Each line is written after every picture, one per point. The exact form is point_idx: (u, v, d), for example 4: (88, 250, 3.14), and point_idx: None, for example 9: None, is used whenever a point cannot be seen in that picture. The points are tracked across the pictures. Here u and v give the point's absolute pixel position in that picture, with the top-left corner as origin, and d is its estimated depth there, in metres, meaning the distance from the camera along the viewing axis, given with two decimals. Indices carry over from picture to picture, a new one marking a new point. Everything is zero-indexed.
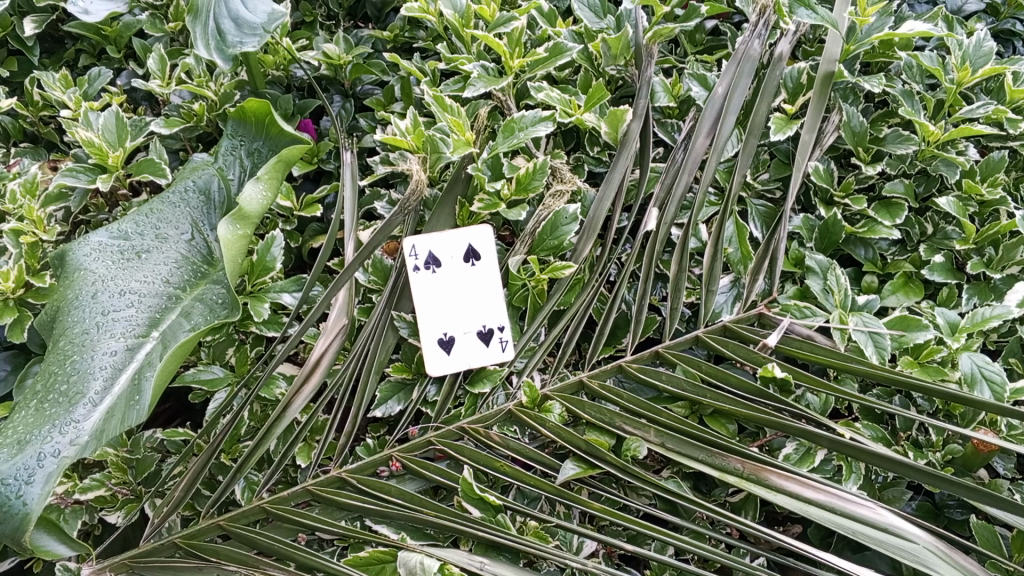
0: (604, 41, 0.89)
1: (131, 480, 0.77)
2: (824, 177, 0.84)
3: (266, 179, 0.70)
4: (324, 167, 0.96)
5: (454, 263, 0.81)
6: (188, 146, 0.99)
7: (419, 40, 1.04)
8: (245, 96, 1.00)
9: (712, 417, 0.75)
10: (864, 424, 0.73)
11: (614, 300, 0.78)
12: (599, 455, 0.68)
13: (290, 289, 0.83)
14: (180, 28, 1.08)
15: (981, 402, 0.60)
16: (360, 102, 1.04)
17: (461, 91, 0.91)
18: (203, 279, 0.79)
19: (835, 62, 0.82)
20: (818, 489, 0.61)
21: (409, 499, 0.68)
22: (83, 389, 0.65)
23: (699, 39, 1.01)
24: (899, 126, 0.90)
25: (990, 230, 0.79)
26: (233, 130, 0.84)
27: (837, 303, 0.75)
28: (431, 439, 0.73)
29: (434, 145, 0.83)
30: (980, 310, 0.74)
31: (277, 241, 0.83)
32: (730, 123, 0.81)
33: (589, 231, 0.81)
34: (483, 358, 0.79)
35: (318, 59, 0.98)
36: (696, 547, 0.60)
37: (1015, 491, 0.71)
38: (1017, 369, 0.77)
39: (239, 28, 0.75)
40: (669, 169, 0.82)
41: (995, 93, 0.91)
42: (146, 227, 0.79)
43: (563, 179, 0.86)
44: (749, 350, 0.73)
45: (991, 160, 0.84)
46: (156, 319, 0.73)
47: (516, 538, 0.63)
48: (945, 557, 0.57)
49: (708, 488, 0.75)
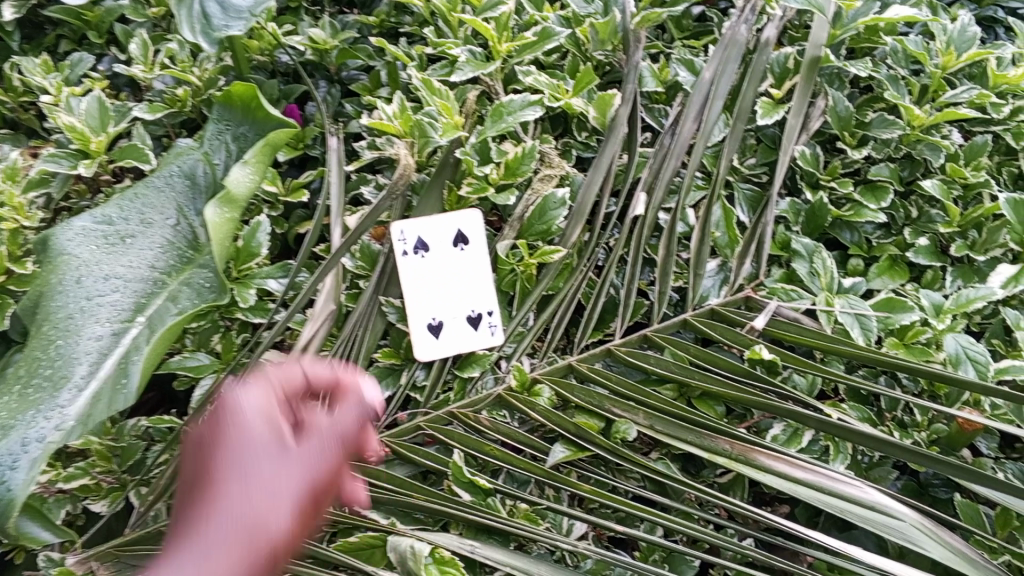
0: (592, 26, 0.89)
1: (117, 469, 0.77)
2: (810, 161, 0.84)
3: (253, 162, 0.72)
4: (309, 152, 0.95)
5: (443, 247, 0.80)
6: (172, 133, 0.98)
7: (405, 25, 1.03)
8: (230, 81, 0.99)
9: (700, 399, 0.75)
10: (849, 404, 0.73)
11: (603, 284, 0.79)
12: (588, 438, 0.70)
13: (275, 275, 0.82)
14: (163, 13, 1.06)
15: (967, 382, 0.62)
16: (345, 88, 1.03)
17: (448, 75, 0.91)
18: (188, 264, 0.78)
19: (821, 47, 0.83)
20: (806, 468, 0.63)
21: (399, 484, 0.69)
22: (68, 373, 0.64)
23: (686, 25, 1.00)
24: (884, 110, 0.90)
25: (974, 213, 0.80)
26: (218, 114, 0.83)
27: (823, 285, 0.76)
28: (420, 423, 0.73)
29: (422, 129, 0.83)
30: (965, 291, 0.74)
31: (263, 227, 0.82)
32: (717, 107, 0.83)
33: (578, 215, 0.82)
34: (473, 342, 0.79)
35: (303, 44, 0.97)
36: (685, 528, 0.62)
37: (1000, 469, 0.71)
38: (1001, 350, 0.77)
39: (225, 11, 0.75)
40: (658, 153, 0.83)
41: (979, 79, 0.91)
42: (130, 211, 0.78)
43: (550, 163, 0.85)
44: (736, 332, 0.74)
45: (975, 144, 0.84)
46: (141, 304, 0.72)
47: (506, 521, 0.64)
48: (932, 534, 0.59)
49: (696, 469, 0.75)
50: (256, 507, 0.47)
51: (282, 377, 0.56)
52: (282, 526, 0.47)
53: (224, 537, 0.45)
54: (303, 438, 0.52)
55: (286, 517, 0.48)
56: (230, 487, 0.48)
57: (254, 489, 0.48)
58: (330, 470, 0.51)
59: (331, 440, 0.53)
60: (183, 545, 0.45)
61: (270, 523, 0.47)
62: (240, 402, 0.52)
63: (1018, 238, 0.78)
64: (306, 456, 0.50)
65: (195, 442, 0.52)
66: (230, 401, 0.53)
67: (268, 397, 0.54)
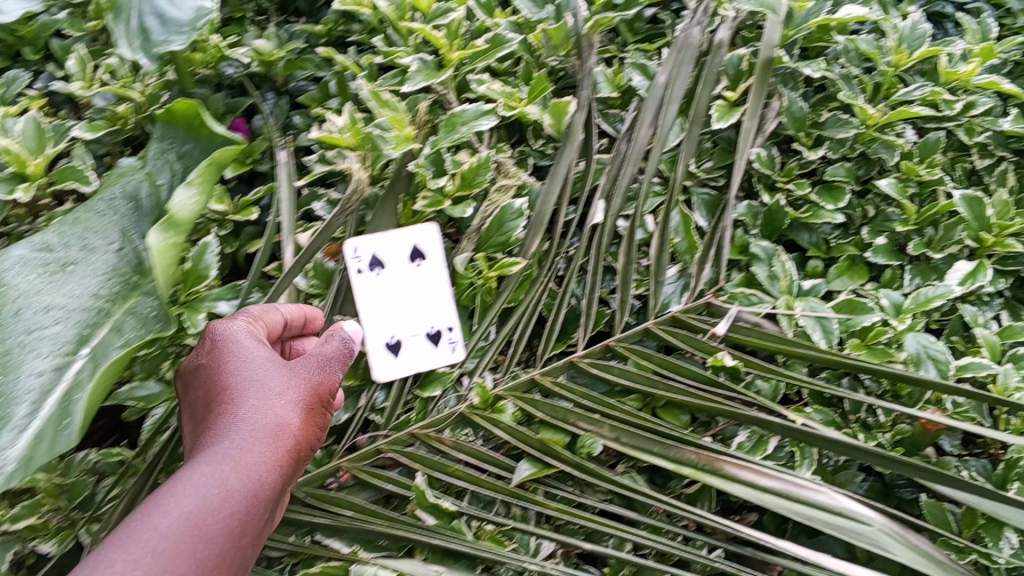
0: (544, 32, 0.88)
1: (66, 505, 0.74)
2: (766, 162, 0.84)
3: (197, 184, 0.69)
4: (258, 167, 0.92)
5: (400, 263, 0.79)
6: (114, 151, 0.94)
7: (353, 34, 1.01)
8: (173, 96, 0.96)
9: (666, 409, 0.74)
10: (813, 408, 0.73)
11: (565, 295, 0.78)
12: (555, 454, 0.68)
13: (226, 297, 0.79)
14: (101, 27, 1.03)
15: (928, 382, 0.62)
16: (294, 99, 1.00)
17: (399, 85, 0.88)
18: (134, 291, 0.75)
19: (775, 48, 0.82)
20: (771, 476, 0.63)
21: (361, 511, 0.67)
22: (8, 413, 0.62)
23: (639, 28, 0.99)
24: (839, 110, 0.89)
25: (930, 211, 0.80)
26: (161, 132, 0.80)
27: (782, 289, 0.77)
28: (381, 446, 0.72)
29: (374, 142, 0.80)
30: (923, 290, 0.75)
31: (211, 248, 0.79)
32: (672, 111, 0.81)
33: (537, 224, 0.79)
34: (433, 360, 0.77)
35: (249, 55, 0.94)
36: (654, 543, 0.62)
37: (963, 468, 0.71)
38: (960, 347, 0.78)
39: (164, 24, 0.72)
40: (615, 159, 0.81)
41: (930, 75, 0.91)
42: (70, 236, 0.73)
43: (507, 173, 0.83)
44: (698, 339, 0.74)
45: (929, 141, 0.85)
46: (85, 335, 0.69)
47: (473, 544, 0.64)
48: (899, 537, 0.59)
49: (663, 481, 0.74)
50: (269, 406, 0.61)
51: (259, 316, 0.69)
52: (292, 417, 0.62)
53: (247, 433, 0.59)
54: (288, 363, 0.65)
55: (290, 412, 0.62)
56: (241, 401, 0.61)
57: (249, 390, 0.62)
58: (303, 385, 0.64)
59: (313, 359, 0.67)
60: (208, 455, 0.57)
61: (282, 416, 0.62)
62: (237, 329, 0.66)
63: (974, 235, 0.79)
64: (294, 368, 0.65)
65: (201, 374, 0.64)
66: (222, 336, 0.65)
67: (253, 325, 0.67)
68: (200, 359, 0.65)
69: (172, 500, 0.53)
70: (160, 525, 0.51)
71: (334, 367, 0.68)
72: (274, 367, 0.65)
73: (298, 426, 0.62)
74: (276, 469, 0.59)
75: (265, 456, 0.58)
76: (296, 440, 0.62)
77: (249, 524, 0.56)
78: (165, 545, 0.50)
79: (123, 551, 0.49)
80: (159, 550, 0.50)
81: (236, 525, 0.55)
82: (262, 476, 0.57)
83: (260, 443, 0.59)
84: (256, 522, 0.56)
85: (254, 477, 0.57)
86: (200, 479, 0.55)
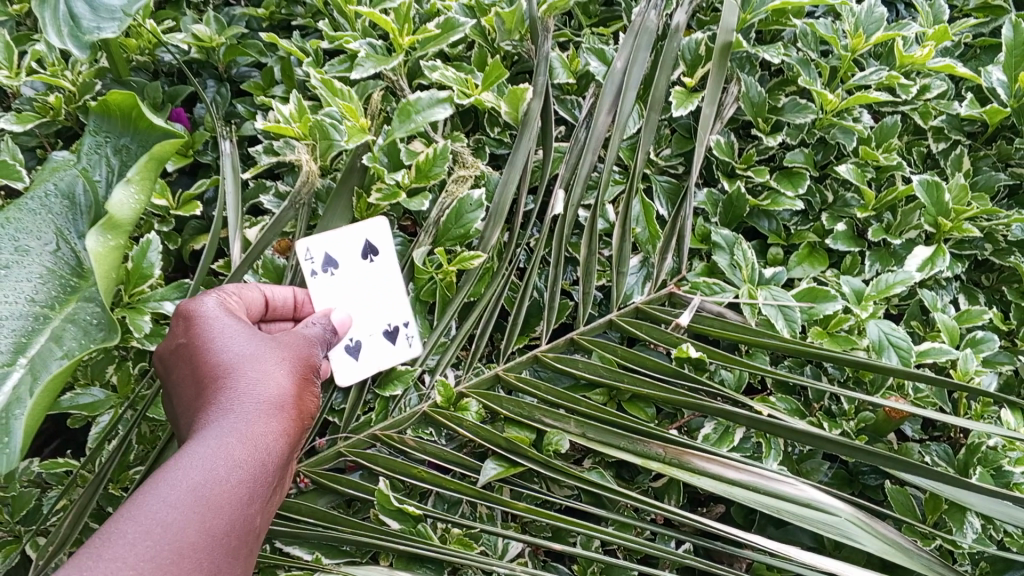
0: (497, 16, 0.85)
1: (9, 520, 0.70)
2: (726, 150, 0.83)
3: (136, 180, 0.64)
4: (201, 159, 0.88)
5: (353, 261, 0.76)
6: (46, 143, 0.89)
7: (297, 17, 0.97)
8: (107, 84, 0.91)
9: (631, 403, 0.73)
10: (778, 397, 0.73)
11: (526, 287, 0.75)
12: (520, 452, 0.66)
13: (171, 296, 0.75)
14: (26, 10, 0.96)
15: (890, 368, 0.62)
16: (237, 86, 0.96)
17: (347, 71, 0.86)
18: (73, 294, 0.71)
19: (732, 32, 0.80)
20: (739, 468, 0.62)
21: (322, 517, 0.65)
22: None
23: (594, 11, 0.97)
24: (795, 94, 0.90)
25: (888, 197, 0.81)
26: (96, 125, 0.75)
27: (745, 277, 0.75)
28: (341, 449, 0.69)
29: (324, 131, 0.77)
30: (884, 277, 0.75)
31: (154, 244, 0.75)
32: (632, 97, 0.79)
33: (496, 216, 0.77)
34: (393, 357, 0.75)
35: (187, 41, 0.90)
36: (623, 541, 0.60)
37: (925, 453, 0.72)
38: (919, 332, 0.78)
39: (95, 11, 0.67)
40: (573, 148, 0.80)
41: (885, 58, 0.91)
42: (2, 237, 0.68)
43: (464, 163, 0.80)
44: (661, 330, 0.73)
45: (885, 125, 0.85)
46: (21, 343, 0.64)
47: (439, 548, 0.61)
48: (866, 526, 0.59)
49: (630, 475, 0.73)
50: (266, 375, 0.59)
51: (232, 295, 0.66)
52: (288, 387, 0.59)
53: (249, 404, 0.56)
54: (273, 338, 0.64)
55: (286, 382, 0.60)
56: (236, 373, 0.58)
57: (245, 359, 0.59)
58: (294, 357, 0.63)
59: (297, 337, 0.66)
60: (210, 427, 0.53)
61: (280, 385, 0.59)
62: (213, 305, 0.64)
63: (932, 220, 0.79)
64: (281, 342, 0.64)
65: (181, 353, 0.61)
66: (198, 312, 0.62)
67: (227, 302, 0.65)
68: (177, 339, 0.62)
69: (181, 467, 0.49)
70: (172, 492, 0.47)
71: (313, 345, 0.67)
72: (261, 342, 0.62)
73: (295, 395, 0.60)
74: (281, 439, 0.56)
75: (270, 425, 0.55)
76: (295, 410, 0.59)
77: (259, 494, 0.52)
78: (178, 513, 0.46)
79: (135, 527, 0.44)
80: (173, 521, 0.46)
81: (247, 492, 0.51)
82: (269, 445, 0.54)
83: (265, 414, 0.56)
84: (266, 491, 0.53)
85: (261, 447, 0.53)
86: (208, 450, 0.51)
